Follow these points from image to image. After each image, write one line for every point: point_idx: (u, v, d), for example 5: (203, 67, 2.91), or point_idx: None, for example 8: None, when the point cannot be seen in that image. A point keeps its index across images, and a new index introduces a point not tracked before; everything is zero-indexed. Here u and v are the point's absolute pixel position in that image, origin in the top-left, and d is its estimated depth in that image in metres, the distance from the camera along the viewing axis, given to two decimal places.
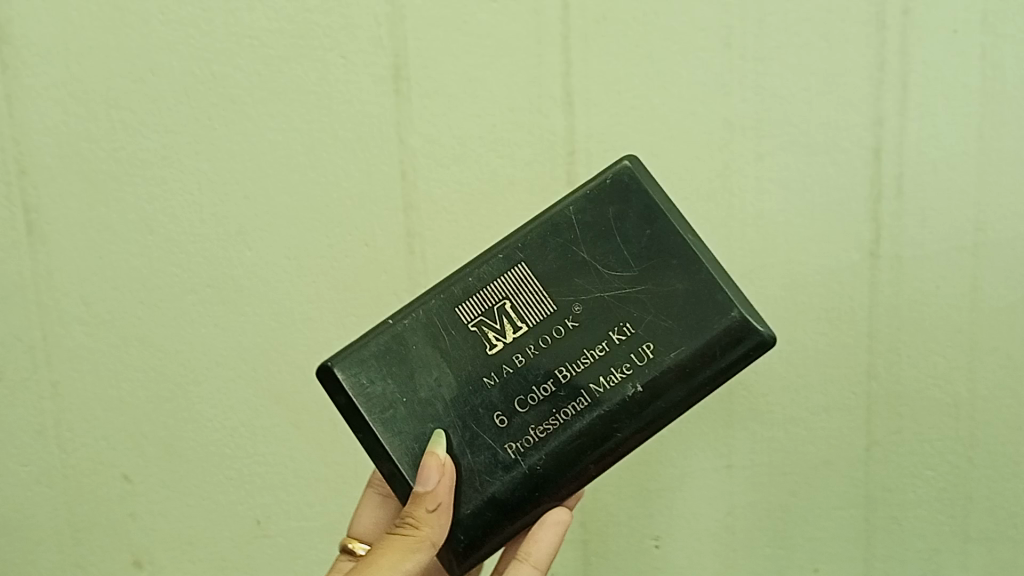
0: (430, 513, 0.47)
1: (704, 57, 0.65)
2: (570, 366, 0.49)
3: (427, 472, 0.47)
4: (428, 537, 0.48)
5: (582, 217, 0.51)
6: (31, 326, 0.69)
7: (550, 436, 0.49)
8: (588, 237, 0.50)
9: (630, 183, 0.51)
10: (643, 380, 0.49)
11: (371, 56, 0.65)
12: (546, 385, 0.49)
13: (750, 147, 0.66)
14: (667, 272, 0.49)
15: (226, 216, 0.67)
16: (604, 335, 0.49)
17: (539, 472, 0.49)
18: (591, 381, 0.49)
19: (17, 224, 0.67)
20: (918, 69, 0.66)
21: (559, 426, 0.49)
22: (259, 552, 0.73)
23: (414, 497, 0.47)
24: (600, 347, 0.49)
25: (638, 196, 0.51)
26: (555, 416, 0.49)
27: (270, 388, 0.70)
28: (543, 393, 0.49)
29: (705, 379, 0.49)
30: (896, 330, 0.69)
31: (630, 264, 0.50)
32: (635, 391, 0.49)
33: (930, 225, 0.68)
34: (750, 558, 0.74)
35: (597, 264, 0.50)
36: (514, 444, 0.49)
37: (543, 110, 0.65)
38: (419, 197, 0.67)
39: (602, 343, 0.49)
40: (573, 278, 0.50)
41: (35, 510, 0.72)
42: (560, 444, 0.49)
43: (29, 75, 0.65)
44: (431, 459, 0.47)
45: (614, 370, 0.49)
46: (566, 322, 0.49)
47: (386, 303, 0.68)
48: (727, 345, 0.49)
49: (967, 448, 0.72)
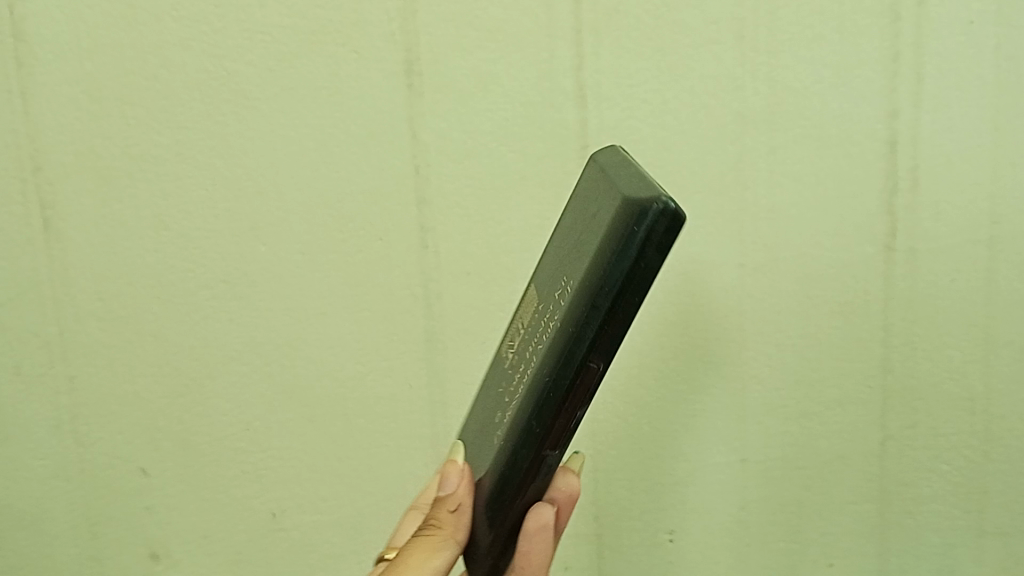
0: (452, 513, 0.49)
1: (716, 50, 0.65)
2: (533, 339, 0.48)
3: (449, 477, 0.50)
4: (452, 535, 0.49)
5: (566, 217, 0.53)
6: (47, 322, 0.70)
7: (513, 408, 0.47)
8: (562, 229, 0.52)
9: (596, 162, 0.52)
10: (561, 314, 0.45)
11: (383, 52, 0.65)
12: (521, 366, 0.49)
13: (763, 141, 0.66)
14: (590, 213, 0.47)
15: (240, 212, 0.67)
16: (551, 296, 0.48)
17: (505, 445, 0.47)
18: (538, 340, 0.47)
19: (33, 220, 0.68)
20: (933, 61, 0.65)
21: (518, 395, 0.47)
22: (273, 546, 0.73)
23: (438, 499, 0.50)
24: (547, 308, 0.48)
25: (594, 169, 0.51)
26: (517, 388, 0.48)
27: (284, 382, 0.70)
28: (519, 374, 0.49)
29: (599, 282, 0.42)
30: (909, 323, 0.69)
31: (574, 231, 0.49)
32: (554, 327, 0.45)
33: (945, 218, 0.67)
34: (763, 552, 0.74)
35: (561, 245, 0.51)
36: (499, 429, 0.49)
37: (554, 104, 0.65)
38: (431, 192, 0.67)
39: (549, 303, 0.48)
40: (551, 266, 0.51)
41: (53, 504, 0.73)
42: (515, 411, 0.47)
43: (43, 73, 0.66)
44: (452, 463, 0.50)
45: (549, 320, 0.46)
46: (538, 306, 0.50)
47: (398, 298, 0.68)
48: (613, 235, 0.42)
49: (983, 442, 0.71)
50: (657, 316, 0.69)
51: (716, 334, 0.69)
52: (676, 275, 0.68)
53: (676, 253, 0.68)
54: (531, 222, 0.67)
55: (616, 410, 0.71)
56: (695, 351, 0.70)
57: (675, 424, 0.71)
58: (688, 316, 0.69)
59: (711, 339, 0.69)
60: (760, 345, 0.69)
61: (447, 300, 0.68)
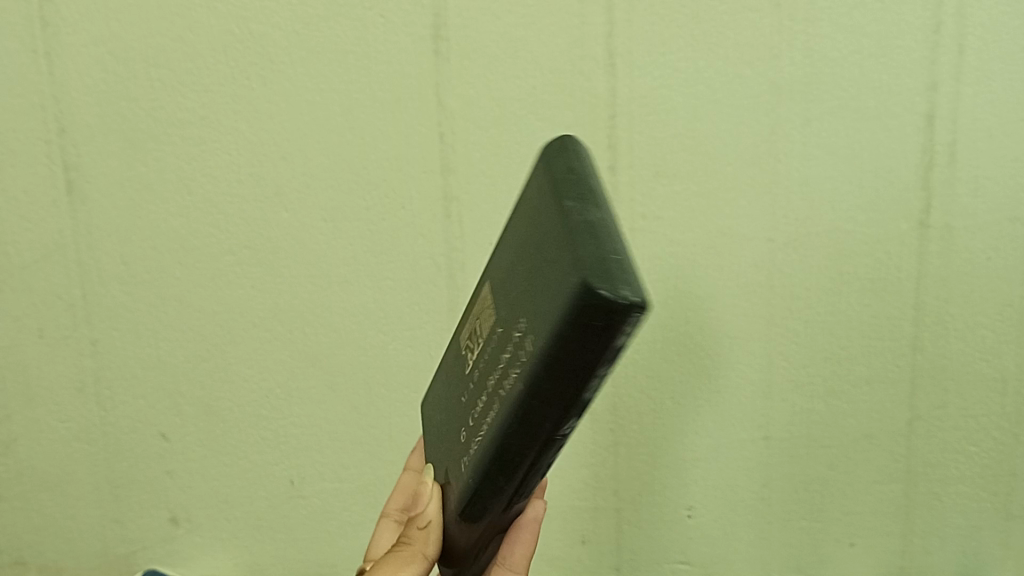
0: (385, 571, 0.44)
1: (753, 17, 0.63)
2: (490, 373, 0.39)
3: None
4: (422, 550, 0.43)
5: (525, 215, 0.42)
6: (71, 285, 0.70)
7: (472, 455, 0.39)
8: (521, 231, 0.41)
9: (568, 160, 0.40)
10: (516, 370, 0.36)
11: (411, 15, 0.63)
12: (479, 401, 0.40)
13: (797, 111, 0.64)
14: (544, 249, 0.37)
15: (264, 176, 0.67)
16: (508, 329, 0.38)
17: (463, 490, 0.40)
18: (495, 383, 0.38)
19: (58, 182, 0.68)
20: (977, 32, 0.63)
21: (478, 442, 0.39)
22: (293, 512, 0.74)
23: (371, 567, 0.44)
24: (503, 346, 0.38)
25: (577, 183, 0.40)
26: (477, 432, 0.39)
27: (306, 348, 0.70)
28: (478, 408, 0.40)
29: (568, 369, 0.34)
30: (943, 302, 0.68)
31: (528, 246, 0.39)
32: (510, 383, 0.36)
33: (984, 194, 0.65)
34: (784, 531, 0.73)
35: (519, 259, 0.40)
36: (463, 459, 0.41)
37: (584, 72, 0.64)
38: (457, 160, 0.65)
39: (506, 341, 0.38)
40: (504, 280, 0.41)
41: (75, 466, 0.74)
42: (469, 459, 0.39)
43: (68, 32, 0.65)
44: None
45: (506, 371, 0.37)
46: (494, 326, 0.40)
47: (423, 265, 0.67)
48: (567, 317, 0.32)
49: (1015, 425, 0.70)
50: (683, 291, 0.68)
51: (744, 311, 0.68)
52: (706, 249, 0.67)
53: (706, 226, 0.66)
54: None
55: (639, 386, 0.70)
56: (722, 327, 0.68)
57: (698, 400, 0.70)
58: (717, 291, 0.68)
59: (737, 315, 0.68)
60: (789, 322, 0.68)
61: (473, 270, 0.67)
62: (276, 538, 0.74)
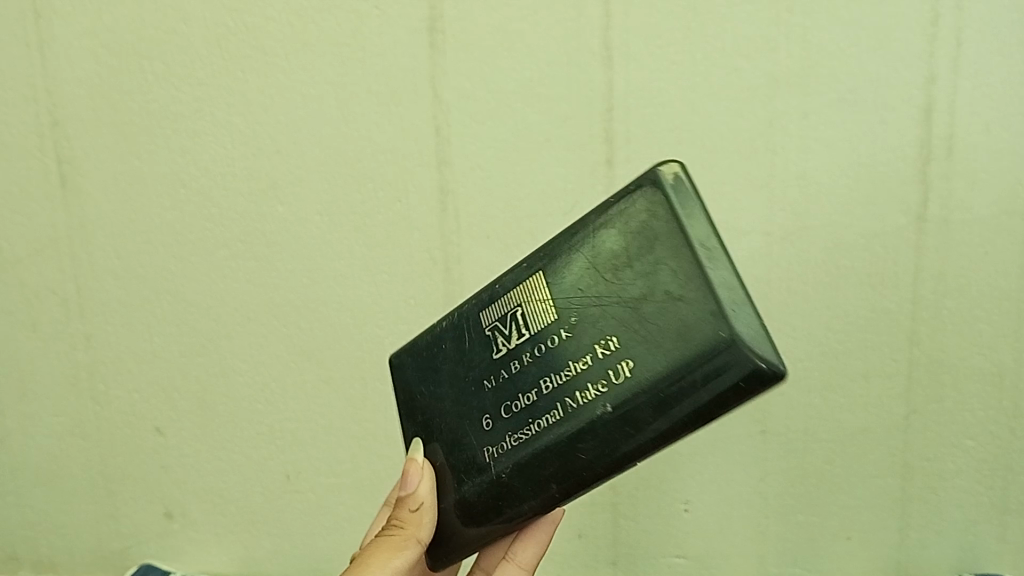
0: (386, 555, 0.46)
1: (750, 9, 0.62)
2: (554, 377, 0.42)
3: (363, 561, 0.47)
4: (415, 535, 0.45)
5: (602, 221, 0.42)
6: (65, 280, 0.69)
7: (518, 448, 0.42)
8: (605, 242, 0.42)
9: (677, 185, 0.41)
10: (615, 400, 0.40)
11: (406, 8, 0.63)
12: (530, 394, 0.42)
13: (795, 104, 0.64)
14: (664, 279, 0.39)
15: (259, 170, 0.66)
16: (590, 347, 0.41)
17: (503, 480, 0.43)
18: (569, 394, 0.41)
19: (52, 176, 0.68)
20: (974, 25, 0.62)
21: (526, 439, 0.42)
22: (288, 508, 0.73)
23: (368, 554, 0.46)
24: (584, 360, 0.41)
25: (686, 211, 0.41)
26: (529, 426, 0.42)
27: (301, 342, 0.69)
28: (524, 401, 0.43)
29: (684, 414, 0.39)
30: (940, 295, 0.67)
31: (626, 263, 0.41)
32: (603, 410, 0.40)
33: (981, 188, 0.65)
34: (781, 524, 0.73)
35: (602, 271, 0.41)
36: (491, 448, 0.43)
37: (581, 64, 0.63)
38: (453, 153, 0.65)
39: (586, 356, 0.41)
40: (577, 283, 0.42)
41: (70, 461, 0.74)
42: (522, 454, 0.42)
43: (61, 25, 0.65)
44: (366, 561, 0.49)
45: (591, 387, 0.41)
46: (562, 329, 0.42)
47: (418, 259, 0.67)
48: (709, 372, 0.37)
49: (1011, 419, 0.70)
50: None
51: None
52: None
53: None
54: (554, 185, 0.66)
55: None
56: None
57: None
58: None
59: None
60: (785, 315, 0.68)
61: (468, 263, 0.67)
62: (271, 533, 0.74)
